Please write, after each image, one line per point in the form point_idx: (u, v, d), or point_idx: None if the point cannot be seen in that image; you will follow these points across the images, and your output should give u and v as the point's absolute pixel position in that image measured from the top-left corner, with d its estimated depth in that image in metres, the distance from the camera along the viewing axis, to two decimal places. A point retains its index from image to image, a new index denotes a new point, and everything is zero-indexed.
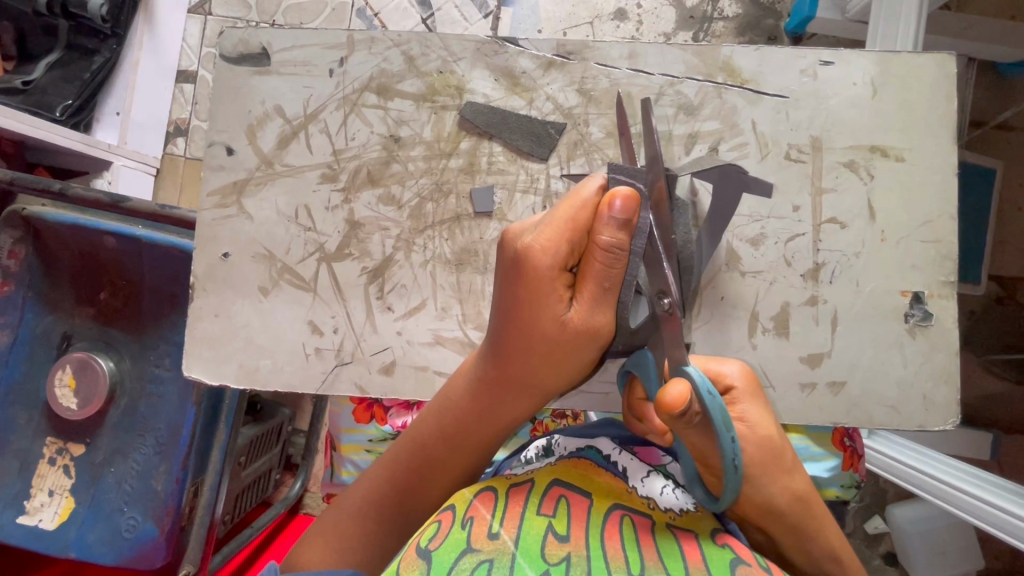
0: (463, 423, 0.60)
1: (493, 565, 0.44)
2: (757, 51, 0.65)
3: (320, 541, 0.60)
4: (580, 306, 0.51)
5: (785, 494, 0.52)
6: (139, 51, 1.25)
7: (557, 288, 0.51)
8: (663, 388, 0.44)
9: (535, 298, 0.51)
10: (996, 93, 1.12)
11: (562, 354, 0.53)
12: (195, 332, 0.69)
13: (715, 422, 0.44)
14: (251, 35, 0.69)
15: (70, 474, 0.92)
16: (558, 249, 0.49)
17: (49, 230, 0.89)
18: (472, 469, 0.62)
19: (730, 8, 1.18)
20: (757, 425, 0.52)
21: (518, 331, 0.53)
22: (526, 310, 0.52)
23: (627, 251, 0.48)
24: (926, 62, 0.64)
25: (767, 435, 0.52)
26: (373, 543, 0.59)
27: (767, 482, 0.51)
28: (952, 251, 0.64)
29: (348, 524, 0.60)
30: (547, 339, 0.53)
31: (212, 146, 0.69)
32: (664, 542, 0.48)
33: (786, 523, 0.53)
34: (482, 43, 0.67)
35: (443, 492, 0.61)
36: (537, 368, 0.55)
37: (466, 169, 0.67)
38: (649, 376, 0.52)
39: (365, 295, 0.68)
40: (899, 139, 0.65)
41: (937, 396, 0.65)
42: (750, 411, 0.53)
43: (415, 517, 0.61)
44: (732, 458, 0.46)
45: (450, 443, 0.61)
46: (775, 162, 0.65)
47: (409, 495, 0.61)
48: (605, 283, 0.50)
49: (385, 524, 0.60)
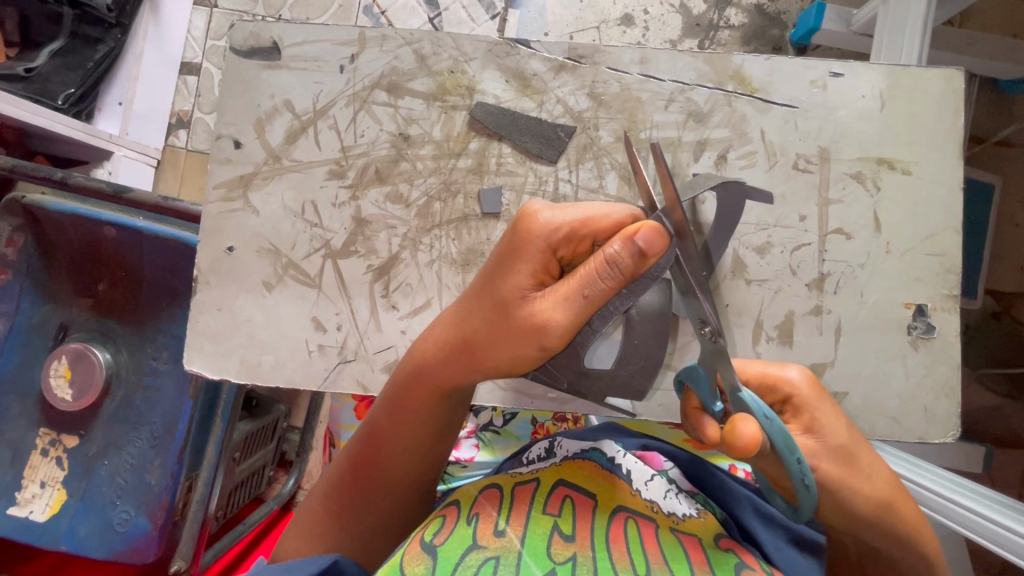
0: (411, 411, 0.57)
1: (499, 563, 0.44)
2: (768, 60, 0.65)
3: (297, 531, 0.62)
4: (546, 298, 0.48)
5: (864, 498, 0.51)
6: (143, 42, 1.24)
7: (535, 264, 0.49)
8: (732, 424, 0.42)
9: (509, 264, 0.50)
10: (997, 109, 1.14)
11: (507, 343, 0.50)
12: (196, 326, 0.69)
13: (779, 448, 0.44)
14: (261, 28, 0.68)
15: (63, 465, 0.91)
16: (557, 229, 0.49)
17: (48, 219, 0.88)
18: (411, 462, 0.59)
19: (736, 18, 1.19)
20: (830, 433, 0.51)
21: (482, 301, 0.51)
22: (496, 278, 0.51)
23: (623, 271, 0.46)
24: (935, 76, 0.65)
25: (841, 444, 0.51)
26: (330, 522, 0.60)
27: (851, 493, 0.51)
28: (955, 264, 0.65)
29: (319, 505, 0.61)
30: (499, 318, 0.50)
31: (219, 139, 0.69)
32: (668, 544, 0.48)
33: (871, 524, 0.52)
34: (494, 44, 0.67)
35: (385, 477, 0.59)
36: (480, 355, 0.51)
37: (475, 169, 0.67)
38: (705, 391, 0.49)
39: (369, 294, 0.68)
40: (906, 152, 0.65)
41: (938, 409, 0.65)
42: (821, 417, 0.51)
43: (364, 502, 0.59)
44: (802, 478, 0.45)
45: (394, 425, 0.57)
46: (782, 171, 0.65)
47: (361, 477, 0.59)
48: (585, 290, 0.47)
49: (345, 505, 0.60)
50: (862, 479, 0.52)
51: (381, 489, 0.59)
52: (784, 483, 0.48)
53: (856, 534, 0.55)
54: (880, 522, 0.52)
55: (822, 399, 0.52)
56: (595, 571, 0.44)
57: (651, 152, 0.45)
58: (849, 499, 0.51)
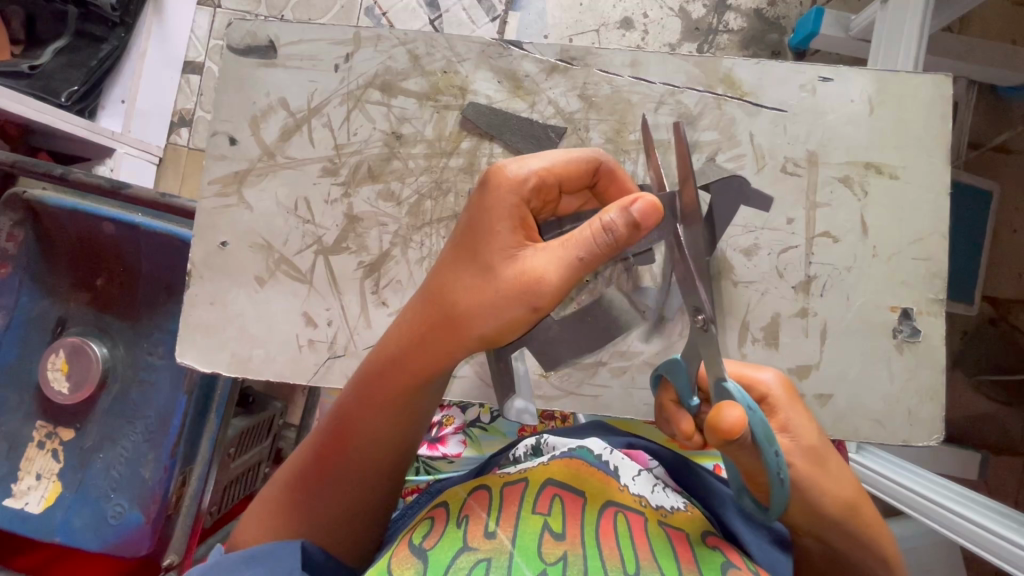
0: (394, 389, 0.54)
1: (491, 565, 0.46)
2: (758, 64, 0.66)
3: (258, 521, 0.59)
4: (535, 257, 0.48)
5: (833, 500, 0.52)
6: (147, 41, 1.25)
7: (513, 222, 0.50)
8: (718, 410, 0.43)
9: (488, 227, 0.50)
10: (994, 115, 1.14)
11: (497, 307, 0.49)
12: (189, 320, 0.69)
13: (761, 439, 0.44)
14: (258, 27, 0.69)
15: (58, 458, 0.92)
16: (529, 181, 0.51)
17: (48, 214, 0.90)
18: (393, 442, 0.57)
19: (735, 22, 1.20)
20: (801, 434, 0.52)
21: (463, 266, 0.51)
22: (480, 241, 0.50)
23: (616, 235, 0.47)
24: (924, 81, 0.65)
25: (812, 445, 0.52)
26: (302, 515, 0.57)
27: (819, 492, 0.51)
28: (941, 269, 0.65)
29: (284, 492, 0.58)
30: (487, 281, 0.49)
31: (215, 136, 0.70)
32: (657, 542, 0.50)
33: (839, 529, 0.53)
34: (486, 45, 0.68)
35: (360, 458, 0.57)
36: (465, 323, 0.50)
37: (466, 168, 0.68)
38: (684, 384, 0.50)
39: (359, 290, 0.69)
40: (894, 157, 0.66)
41: (922, 412, 0.65)
42: (791, 419, 0.52)
43: (342, 488, 0.57)
44: (778, 472, 0.45)
45: (372, 405, 0.55)
46: (770, 174, 0.66)
47: (333, 460, 0.57)
48: (581, 251, 0.47)
49: (319, 495, 0.57)
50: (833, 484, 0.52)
51: (357, 471, 0.57)
52: (759, 479, 0.48)
53: (822, 539, 0.55)
54: (847, 527, 0.52)
55: (789, 401, 0.53)
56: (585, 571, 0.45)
57: (675, 135, 0.48)
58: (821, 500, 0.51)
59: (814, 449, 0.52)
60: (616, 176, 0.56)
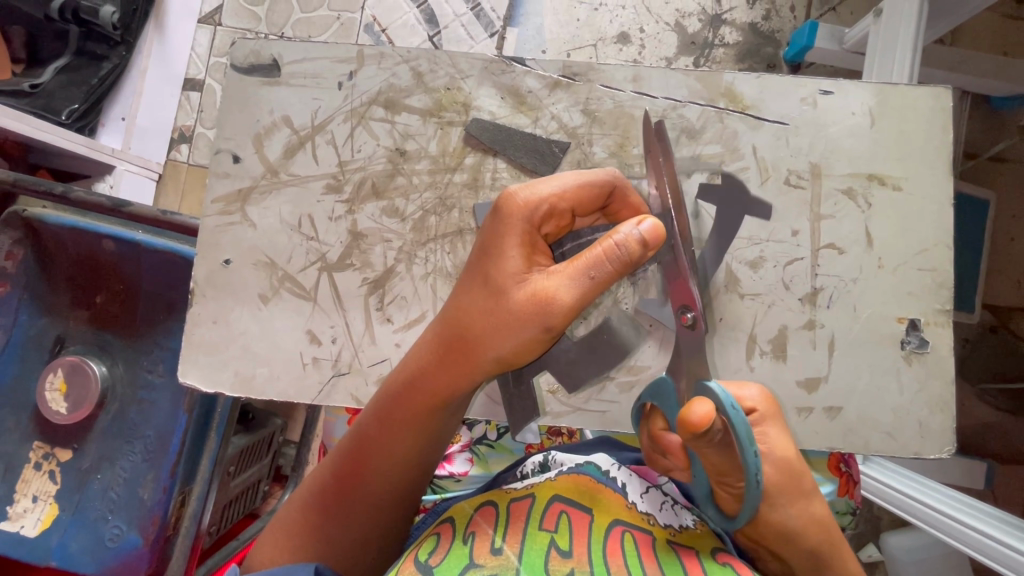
0: (408, 412, 0.54)
1: None
2: (759, 79, 0.66)
3: (271, 549, 0.57)
4: (547, 278, 0.48)
5: (802, 518, 0.52)
6: (147, 59, 1.29)
7: (524, 244, 0.50)
8: (688, 406, 0.44)
9: (498, 250, 0.50)
10: (987, 126, 1.16)
11: (511, 327, 0.48)
12: (192, 337, 0.69)
13: (739, 438, 0.44)
14: (262, 46, 0.70)
15: (56, 479, 0.91)
16: (538, 203, 0.51)
17: (48, 232, 0.90)
18: (409, 465, 0.56)
19: (730, 36, 1.22)
20: (775, 446, 0.52)
21: (475, 289, 0.51)
22: (492, 264, 0.50)
23: (627, 253, 0.47)
24: (924, 94, 0.66)
25: (786, 457, 0.51)
26: (314, 541, 0.55)
27: (787, 504, 0.51)
28: (947, 279, 0.65)
29: (297, 517, 0.57)
30: (499, 301, 0.49)
31: (218, 154, 0.70)
32: (666, 558, 0.49)
33: (808, 548, 0.53)
34: (489, 62, 0.68)
35: (375, 483, 0.56)
36: (478, 341, 0.50)
37: (469, 184, 0.68)
38: (671, 405, 0.51)
39: (364, 306, 0.68)
40: (897, 169, 0.66)
41: (932, 423, 0.65)
42: (772, 433, 0.52)
43: (357, 514, 0.56)
44: (755, 473, 0.44)
45: (387, 428, 0.55)
46: (774, 187, 0.66)
47: (347, 485, 0.56)
48: (592, 270, 0.47)
49: (331, 521, 0.55)
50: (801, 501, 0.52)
51: (371, 496, 0.56)
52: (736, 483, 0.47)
53: (783, 559, 0.54)
54: (814, 545, 0.53)
55: (769, 415, 0.53)
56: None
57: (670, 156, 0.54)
58: (788, 519, 0.51)
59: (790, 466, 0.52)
60: (626, 199, 0.56)
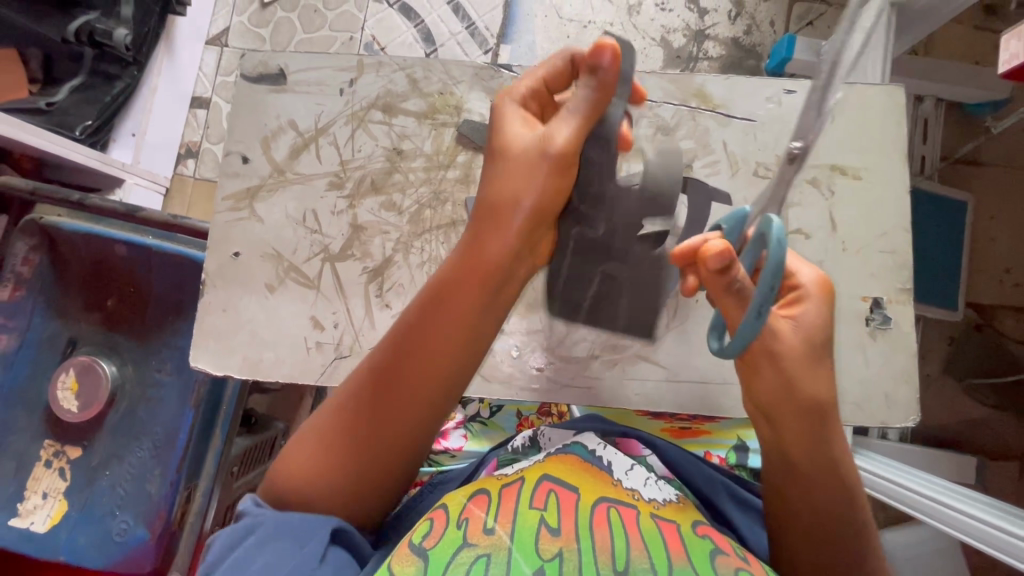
0: (447, 285, 0.54)
1: (490, 561, 0.48)
2: (728, 80, 0.72)
3: (306, 461, 0.53)
4: (547, 130, 0.54)
5: (811, 388, 0.51)
6: (157, 77, 1.35)
7: (526, 121, 0.56)
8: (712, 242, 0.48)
9: (507, 131, 0.56)
10: (958, 130, 1.21)
11: (532, 176, 0.54)
12: (203, 325, 0.73)
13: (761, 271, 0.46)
14: (269, 58, 0.76)
15: (65, 476, 0.94)
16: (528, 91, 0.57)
17: (64, 239, 0.94)
18: (453, 348, 0.54)
19: (714, 50, 1.28)
20: (812, 324, 0.52)
21: (499, 165, 0.55)
22: (506, 140, 0.55)
23: (601, 79, 0.52)
24: (880, 92, 0.71)
25: (815, 334, 0.52)
26: (354, 436, 0.53)
27: (794, 364, 0.50)
28: (907, 261, 0.70)
29: (333, 425, 0.54)
30: (512, 162, 0.54)
31: (228, 155, 0.75)
32: (648, 532, 0.51)
33: (804, 418, 0.51)
34: (479, 69, 0.74)
35: (417, 368, 0.53)
36: (507, 198, 0.54)
37: (462, 179, 0.73)
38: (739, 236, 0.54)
39: (364, 294, 0.72)
40: (857, 160, 0.71)
41: (898, 396, 0.68)
42: (808, 311, 0.52)
43: (399, 404, 0.53)
44: (758, 307, 0.47)
45: (424, 308, 0.54)
46: (744, 178, 0.71)
47: (386, 374, 0.53)
48: (575, 107, 0.54)
49: (371, 415, 0.53)
50: (813, 372, 0.51)
51: (413, 384, 0.53)
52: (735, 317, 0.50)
53: (777, 428, 0.53)
54: (811, 419, 0.51)
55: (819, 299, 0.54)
56: (582, 565, 0.47)
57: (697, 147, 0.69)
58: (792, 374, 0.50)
59: (810, 340, 0.51)
60: None
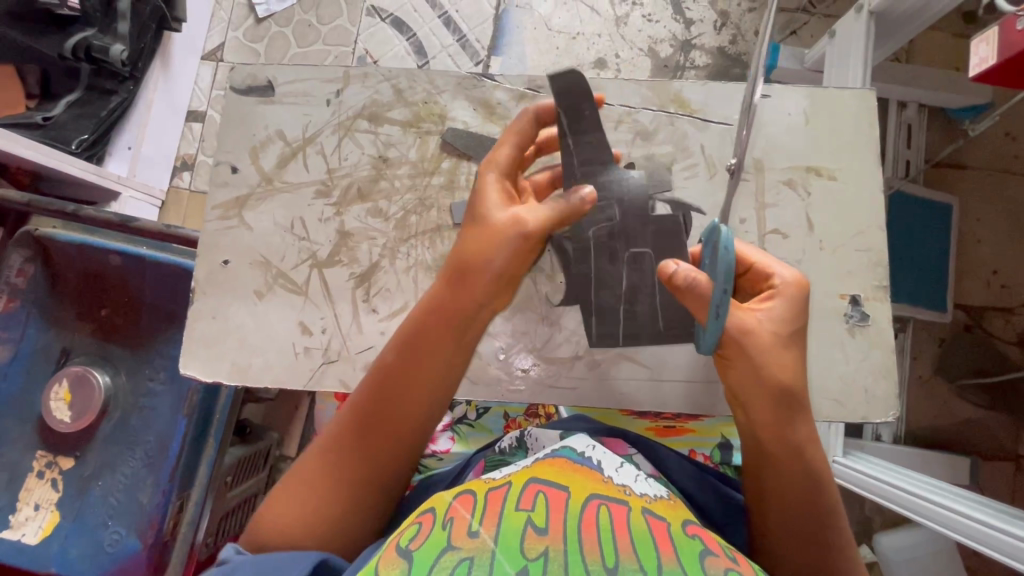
0: (435, 330, 0.56)
1: (472, 563, 0.44)
2: (705, 86, 0.74)
3: (291, 498, 0.54)
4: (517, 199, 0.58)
5: (780, 371, 0.53)
6: (153, 92, 1.37)
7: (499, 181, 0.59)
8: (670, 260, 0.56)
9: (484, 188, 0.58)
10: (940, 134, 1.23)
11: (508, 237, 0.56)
12: (192, 331, 0.74)
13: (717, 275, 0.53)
14: (258, 70, 0.77)
15: (57, 487, 0.94)
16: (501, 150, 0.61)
17: (59, 250, 0.95)
18: (436, 388, 0.57)
19: (700, 59, 1.31)
20: (778, 314, 0.55)
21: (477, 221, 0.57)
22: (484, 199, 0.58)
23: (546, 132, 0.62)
24: (852, 96, 0.73)
25: (785, 326, 0.54)
26: (343, 479, 0.54)
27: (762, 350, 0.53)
28: (883, 258, 0.71)
29: (319, 467, 0.55)
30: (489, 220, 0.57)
31: (218, 165, 0.76)
32: (637, 530, 0.48)
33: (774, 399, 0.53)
34: (462, 78, 0.76)
35: (404, 410, 0.55)
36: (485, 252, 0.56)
37: (446, 185, 0.74)
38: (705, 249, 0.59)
39: (351, 299, 0.73)
40: (832, 161, 0.72)
41: (876, 391, 0.69)
42: (779, 303, 0.55)
43: (386, 444, 0.55)
44: (716, 306, 0.53)
45: (409, 352, 0.56)
46: (721, 181, 0.72)
47: (374, 415, 0.55)
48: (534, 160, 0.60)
49: (362, 456, 0.55)
50: (781, 358, 0.53)
51: (402, 422, 0.55)
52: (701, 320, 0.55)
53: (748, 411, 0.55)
54: (782, 400, 0.53)
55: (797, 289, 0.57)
56: (568, 564, 0.44)
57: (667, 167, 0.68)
58: (758, 359, 0.53)
59: (780, 331, 0.54)
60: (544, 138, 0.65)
